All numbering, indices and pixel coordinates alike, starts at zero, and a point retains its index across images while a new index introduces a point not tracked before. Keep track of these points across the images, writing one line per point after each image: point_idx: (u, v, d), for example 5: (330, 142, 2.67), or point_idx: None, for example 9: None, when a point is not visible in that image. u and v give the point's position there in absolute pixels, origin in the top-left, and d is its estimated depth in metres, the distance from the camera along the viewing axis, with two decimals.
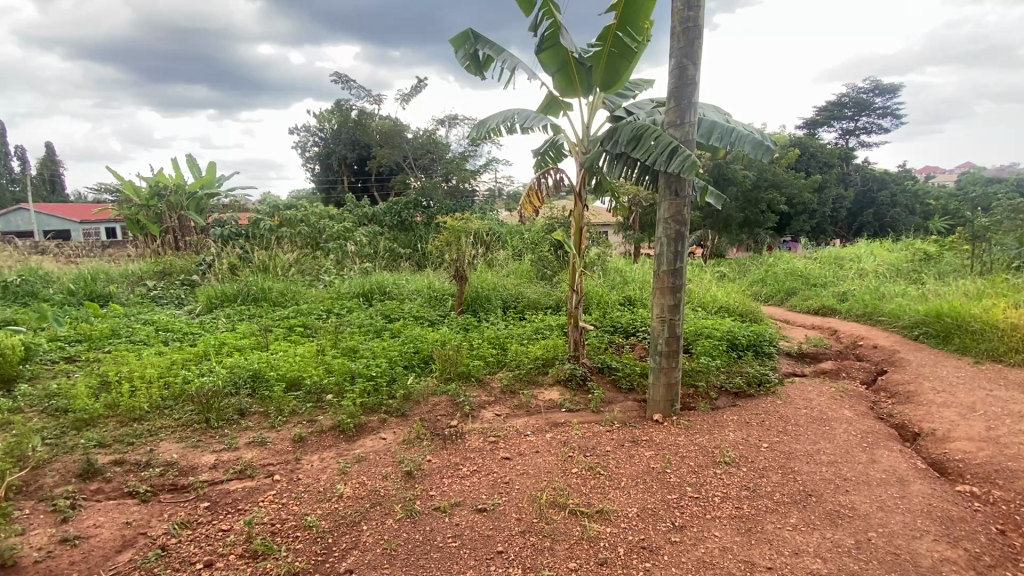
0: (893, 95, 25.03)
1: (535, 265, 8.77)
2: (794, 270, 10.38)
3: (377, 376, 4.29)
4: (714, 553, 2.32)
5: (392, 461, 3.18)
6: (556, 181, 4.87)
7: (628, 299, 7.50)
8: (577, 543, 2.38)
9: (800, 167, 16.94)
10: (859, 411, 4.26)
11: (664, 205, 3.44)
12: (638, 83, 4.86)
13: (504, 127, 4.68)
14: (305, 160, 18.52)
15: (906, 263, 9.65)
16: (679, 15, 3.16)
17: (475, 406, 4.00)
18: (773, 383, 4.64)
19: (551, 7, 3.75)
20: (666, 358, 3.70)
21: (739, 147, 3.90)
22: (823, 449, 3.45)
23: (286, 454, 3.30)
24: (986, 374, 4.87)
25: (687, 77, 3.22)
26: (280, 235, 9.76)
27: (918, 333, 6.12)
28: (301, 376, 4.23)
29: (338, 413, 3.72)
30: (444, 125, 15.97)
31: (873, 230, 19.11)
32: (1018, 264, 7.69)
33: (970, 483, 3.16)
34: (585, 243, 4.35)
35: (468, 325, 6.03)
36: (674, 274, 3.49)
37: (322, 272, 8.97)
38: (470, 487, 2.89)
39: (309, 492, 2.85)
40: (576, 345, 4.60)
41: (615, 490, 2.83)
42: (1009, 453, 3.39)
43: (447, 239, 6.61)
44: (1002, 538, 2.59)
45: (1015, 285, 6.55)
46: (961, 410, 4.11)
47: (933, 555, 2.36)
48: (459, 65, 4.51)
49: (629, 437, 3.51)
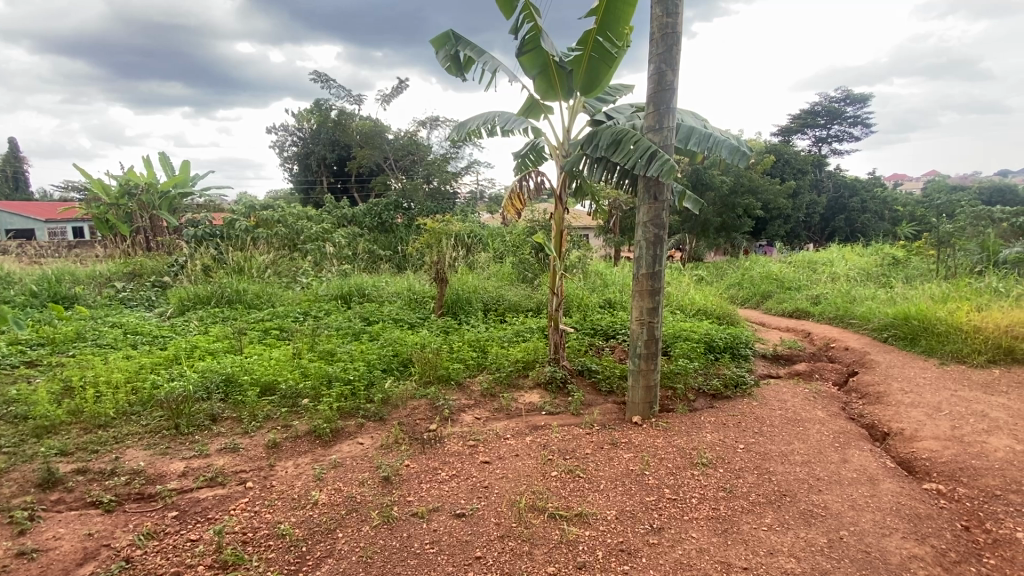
0: (864, 104, 25.75)
1: (516, 267, 8.78)
2: (770, 273, 10.61)
3: (355, 380, 4.22)
4: (691, 555, 2.34)
5: (370, 466, 3.13)
6: (537, 184, 4.90)
7: (608, 302, 7.56)
8: (556, 548, 2.37)
9: (775, 173, 17.29)
10: (830, 412, 4.36)
11: (643, 209, 3.49)
12: (619, 88, 4.91)
13: (484, 129, 4.68)
14: (283, 160, 18.23)
15: (876, 267, 9.92)
16: (659, 21, 3.20)
17: (455, 409, 3.97)
18: (749, 385, 4.72)
19: (532, 11, 3.75)
20: (644, 360, 3.73)
21: (716, 151, 3.97)
22: (797, 449, 3.51)
23: (260, 460, 3.22)
24: (951, 375, 5.04)
25: (666, 82, 3.25)
26: (255, 235, 9.57)
27: (887, 335, 6.33)
28: (276, 380, 4.12)
29: (313, 418, 3.65)
30: (425, 126, 15.83)
31: (844, 236, 19.62)
32: (980, 269, 8.01)
33: (937, 480, 3.26)
34: (565, 246, 4.35)
35: (449, 329, 5.97)
36: (652, 277, 3.53)
37: (298, 274, 8.83)
38: (448, 492, 2.86)
39: (283, 499, 2.78)
40: (556, 348, 4.60)
41: (594, 493, 2.84)
42: (973, 452, 3.50)
43: (428, 240, 6.57)
44: (966, 533, 2.68)
45: (979, 288, 6.80)
46: (928, 410, 4.23)
47: (902, 552, 2.42)
48: (440, 66, 4.48)
49: (608, 439, 3.53)
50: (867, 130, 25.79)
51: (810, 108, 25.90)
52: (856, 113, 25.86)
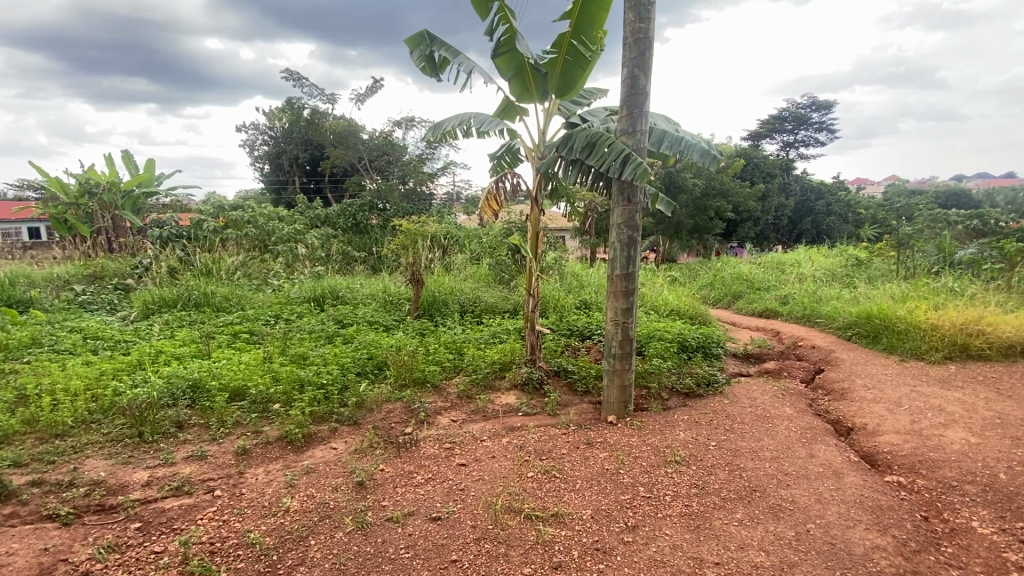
0: (829, 110, 26.66)
1: (493, 269, 8.77)
2: (741, 274, 10.89)
3: (328, 384, 4.14)
4: (665, 551, 2.37)
5: (344, 471, 3.08)
6: (514, 186, 4.92)
7: (584, 303, 7.63)
8: (532, 548, 2.38)
9: (745, 176, 17.73)
10: (798, 408, 4.49)
11: (617, 211, 3.53)
12: (593, 91, 4.96)
13: (460, 130, 4.66)
14: (254, 160, 17.82)
15: (841, 268, 10.26)
16: (632, 26, 3.25)
17: (431, 411, 3.95)
18: (721, 384, 4.82)
19: (507, 13, 3.77)
20: (619, 360, 3.78)
21: (687, 155, 4.04)
22: (766, 445, 3.61)
23: (228, 467, 3.13)
24: (911, 371, 5.26)
25: (640, 86, 3.30)
26: (224, 237, 9.31)
27: (851, 334, 6.55)
28: (245, 385, 4.02)
29: (285, 423, 3.57)
30: (400, 126, 15.68)
31: (811, 237, 20.24)
32: (937, 269, 8.38)
33: (898, 473, 3.39)
34: (541, 248, 4.37)
35: (424, 331, 5.92)
36: (627, 278, 3.57)
37: (269, 277, 8.64)
38: (424, 495, 2.83)
39: (253, 507, 2.71)
40: (532, 349, 4.61)
41: (569, 493, 2.85)
42: (931, 445, 3.65)
43: (403, 242, 6.50)
44: (925, 523, 2.80)
45: (937, 287, 7.10)
46: (889, 405, 4.40)
47: (865, 543, 2.50)
48: (414, 66, 4.45)
49: (584, 439, 3.55)
50: (832, 136, 26.67)
51: (777, 114, 26.68)
52: (821, 119, 26.74)
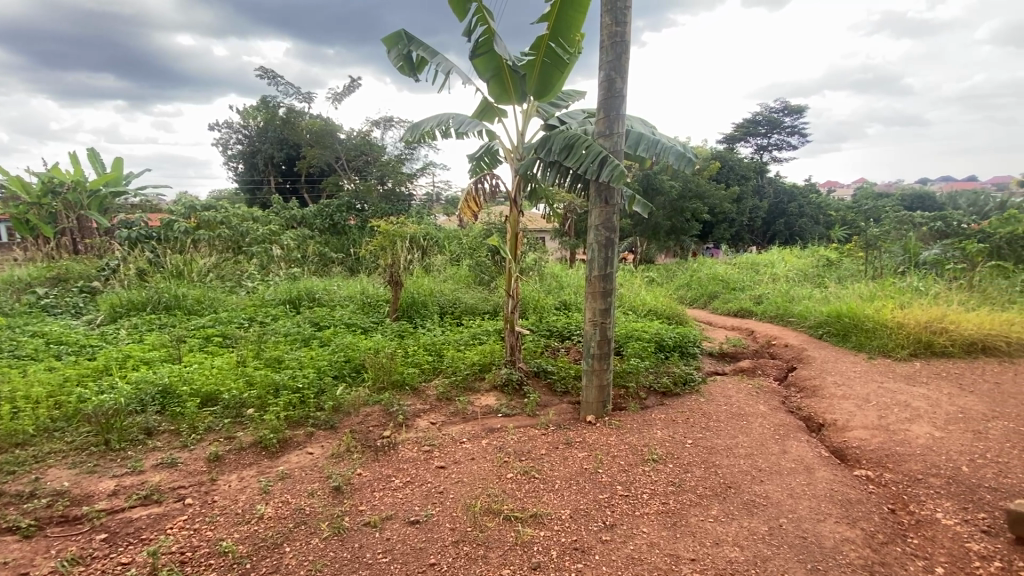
0: (800, 115, 27.37)
1: (473, 270, 8.74)
2: (716, 274, 11.10)
3: (304, 388, 4.06)
4: (642, 549, 2.39)
5: (320, 476, 3.03)
6: (493, 187, 4.91)
7: (563, 303, 7.67)
8: (511, 549, 2.37)
9: (721, 178, 18.07)
10: (771, 405, 4.60)
11: (595, 212, 3.56)
12: (571, 94, 5.00)
13: (438, 130, 4.64)
14: (227, 159, 17.42)
15: (812, 268, 10.54)
16: (608, 29, 3.28)
17: (409, 414, 3.91)
18: (697, 382, 4.89)
19: (485, 14, 3.77)
20: (597, 360, 3.81)
21: (663, 157, 4.10)
22: (741, 443, 3.68)
23: (200, 474, 3.05)
24: (878, 368, 5.43)
25: (616, 89, 3.34)
26: (196, 238, 9.07)
27: (822, 332, 6.74)
28: (218, 390, 3.92)
29: (259, 428, 3.49)
30: (379, 126, 15.52)
31: (784, 239, 20.75)
32: (902, 270, 8.68)
33: (866, 467, 3.50)
34: (520, 249, 4.37)
35: (403, 333, 5.87)
36: (605, 279, 3.60)
37: (243, 279, 8.45)
38: (402, 499, 2.81)
39: (226, 515, 2.65)
40: (512, 350, 4.61)
41: (548, 493, 2.86)
42: (897, 439, 3.78)
43: (381, 243, 6.43)
44: (892, 515, 2.89)
45: (903, 287, 7.35)
46: (858, 402, 4.54)
47: (835, 536, 2.57)
48: (392, 65, 4.41)
49: (563, 439, 3.57)
50: (803, 140, 27.40)
51: (751, 118, 27.28)
52: (793, 123, 27.44)
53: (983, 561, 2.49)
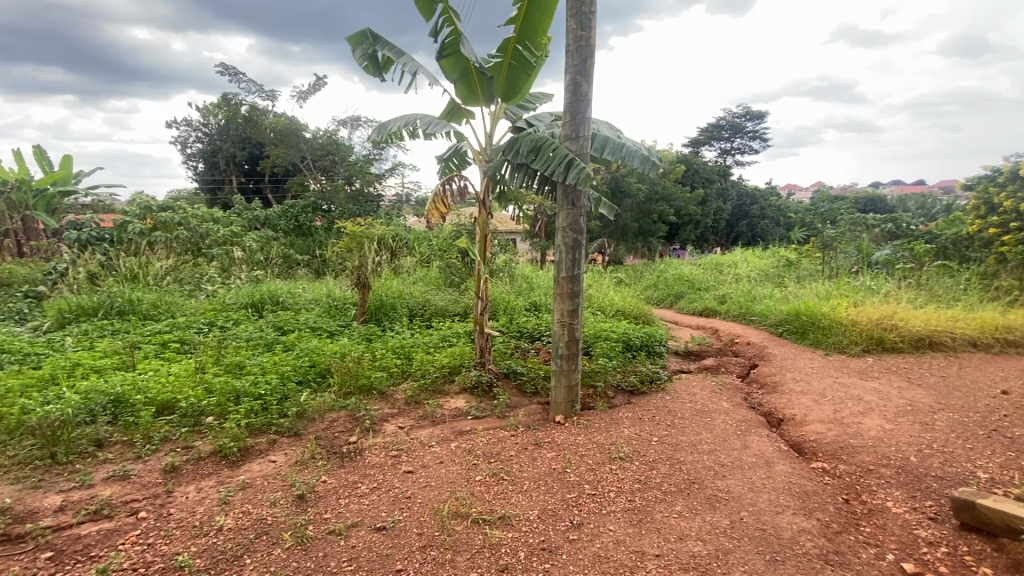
0: (761, 120, 28.32)
1: (443, 272, 8.68)
2: (682, 275, 11.36)
3: (266, 395, 3.95)
4: (609, 547, 2.43)
5: (283, 484, 2.95)
6: (461, 188, 4.89)
7: (533, 305, 7.70)
8: (479, 552, 2.37)
9: (686, 181, 18.51)
10: (734, 402, 4.73)
11: (562, 214, 3.59)
12: (539, 96, 5.03)
13: (406, 131, 4.60)
14: (186, 158, 16.79)
15: (773, 268, 10.90)
16: (573, 33, 3.32)
17: (377, 419, 3.85)
18: (663, 380, 4.99)
19: (451, 15, 3.76)
20: (566, 360, 3.84)
21: (629, 161, 4.17)
22: (704, 439, 3.77)
23: (155, 486, 2.93)
24: (834, 364, 5.67)
25: (582, 93, 3.38)
26: (152, 239, 8.69)
27: (782, 330, 6.98)
28: (175, 398, 3.77)
29: (219, 437, 3.38)
30: (346, 125, 15.25)
31: (746, 240, 21.41)
32: (856, 269, 9.09)
33: (823, 459, 3.65)
34: (489, 251, 4.36)
35: (371, 336, 5.78)
36: (572, 280, 3.64)
37: (203, 282, 8.16)
38: (369, 505, 2.76)
39: (183, 528, 2.55)
40: (481, 352, 4.59)
41: (517, 494, 2.87)
42: (851, 432, 3.95)
43: (348, 245, 6.30)
44: (846, 505, 3.02)
45: (856, 286, 7.69)
46: (815, 396, 4.72)
47: (792, 527, 2.67)
48: (357, 65, 4.34)
49: (532, 439, 3.59)
50: (764, 144, 28.35)
51: (715, 122, 28.06)
52: (755, 128, 28.35)
53: (930, 546, 2.62)
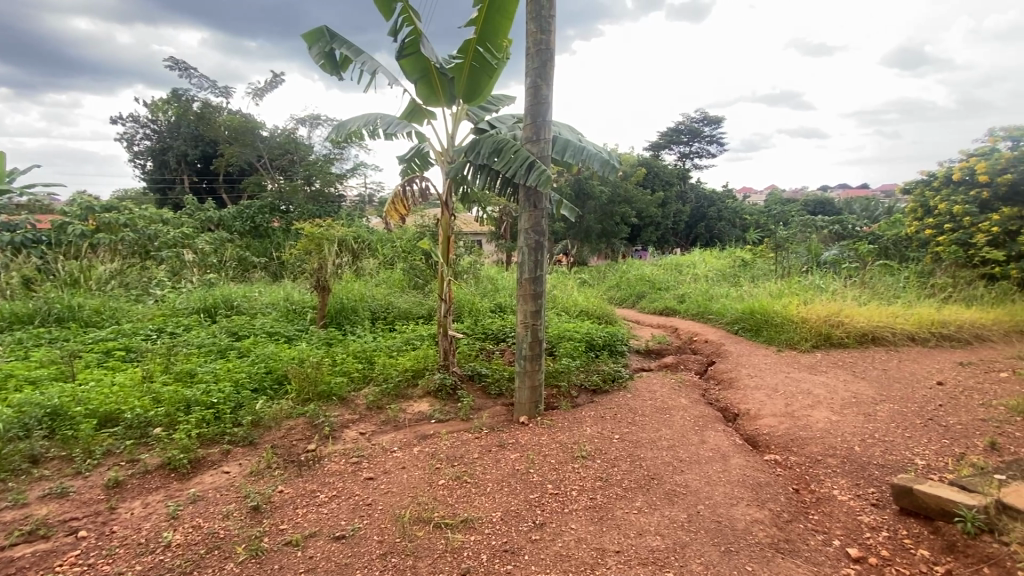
0: (718, 125, 29.30)
1: (406, 274, 8.58)
2: (644, 275, 11.62)
3: (219, 403, 3.79)
4: (571, 545, 2.45)
5: (237, 496, 2.84)
6: (422, 189, 4.84)
7: (498, 306, 7.71)
8: (441, 557, 2.35)
9: (647, 184, 18.95)
10: (692, 398, 4.88)
11: (524, 216, 3.61)
12: (501, 98, 5.04)
13: (365, 131, 4.52)
14: (133, 155, 15.97)
15: (730, 268, 11.29)
16: (533, 37, 3.35)
17: (337, 425, 3.76)
18: (625, 379, 5.09)
19: (411, 15, 3.72)
20: (529, 361, 3.86)
21: (589, 163, 4.24)
22: (664, 435, 3.87)
23: (97, 503, 2.77)
24: (786, 360, 5.92)
25: (542, 95, 3.41)
26: (94, 241, 8.18)
27: (738, 328, 7.24)
28: (119, 409, 3.57)
29: (167, 448, 3.22)
30: (305, 124, 14.85)
31: (704, 241, 22.10)
32: (806, 269, 9.52)
33: (775, 451, 3.80)
34: (452, 252, 4.33)
35: (332, 341, 5.64)
36: (535, 282, 3.67)
37: (151, 286, 7.77)
38: (328, 514, 2.69)
39: (127, 546, 2.42)
40: (445, 354, 4.55)
41: (480, 496, 2.86)
42: (801, 424, 4.14)
43: (306, 247, 6.14)
44: (796, 495, 3.16)
45: (806, 285, 8.07)
46: (768, 391, 4.92)
47: (746, 518, 2.77)
48: (314, 63, 4.24)
49: (496, 441, 3.59)
50: (721, 148, 29.34)
51: (674, 127, 28.84)
52: (712, 132, 29.30)
53: (872, 531, 2.78)
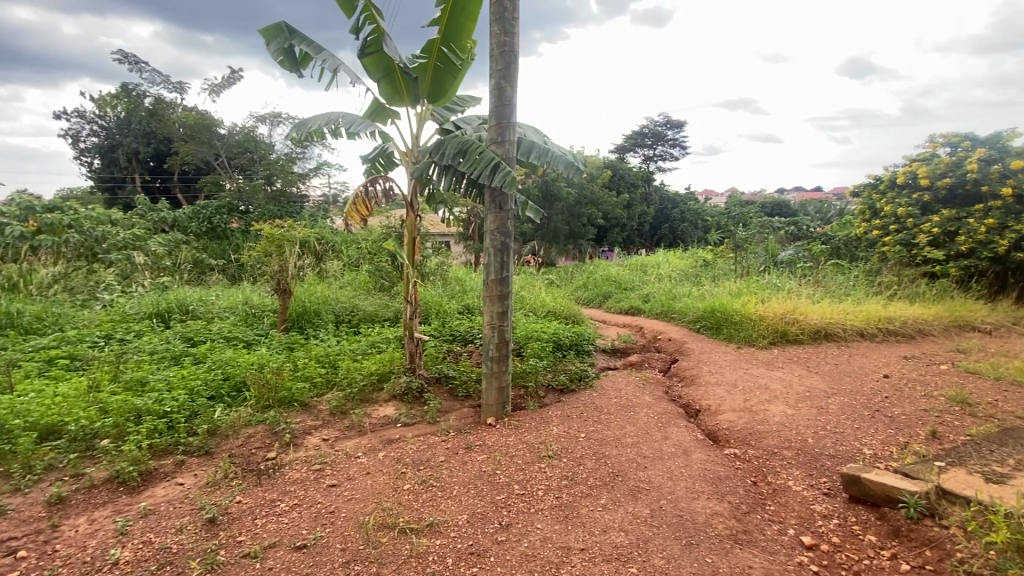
0: (680, 129, 30.04)
1: (372, 275, 8.45)
2: (610, 275, 11.81)
3: (173, 412, 3.64)
4: (536, 545, 2.47)
5: (191, 508, 2.73)
6: (386, 190, 4.78)
7: (466, 307, 7.68)
8: (406, 562, 2.32)
9: (613, 186, 19.26)
10: (656, 396, 4.99)
11: (490, 218, 3.62)
12: (466, 98, 5.03)
13: (327, 130, 4.42)
14: (78, 152, 15.13)
15: (692, 268, 11.60)
16: (497, 38, 3.36)
17: (298, 432, 3.67)
18: (591, 378, 5.16)
19: (373, 13, 3.67)
20: (496, 362, 3.86)
21: (553, 165, 4.28)
22: (628, 432, 3.94)
23: (37, 521, 2.61)
24: (745, 356, 6.13)
25: (506, 97, 3.42)
26: (35, 244, 7.54)
27: (700, 326, 7.45)
28: (63, 421, 3.37)
29: (116, 461, 3.07)
30: (265, 122, 14.41)
31: (668, 242, 22.64)
32: (763, 268, 9.88)
33: (735, 445, 3.93)
34: (418, 254, 4.29)
35: (293, 345, 5.49)
36: (501, 283, 3.67)
37: (99, 291, 7.38)
38: (289, 524, 2.62)
39: (70, 566, 2.29)
40: (411, 357, 4.50)
41: (446, 500, 2.84)
42: (758, 418, 4.29)
43: (266, 249, 5.95)
44: (754, 487, 3.27)
45: (763, 284, 8.38)
46: (728, 387, 5.08)
47: (706, 511, 2.85)
48: (272, 59, 4.12)
49: (463, 444, 3.57)
50: (683, 152, 30.11)
51: (639, 130, 29.42)
52: (675, 136, 30.04)
53: (824, 519, 2.90)
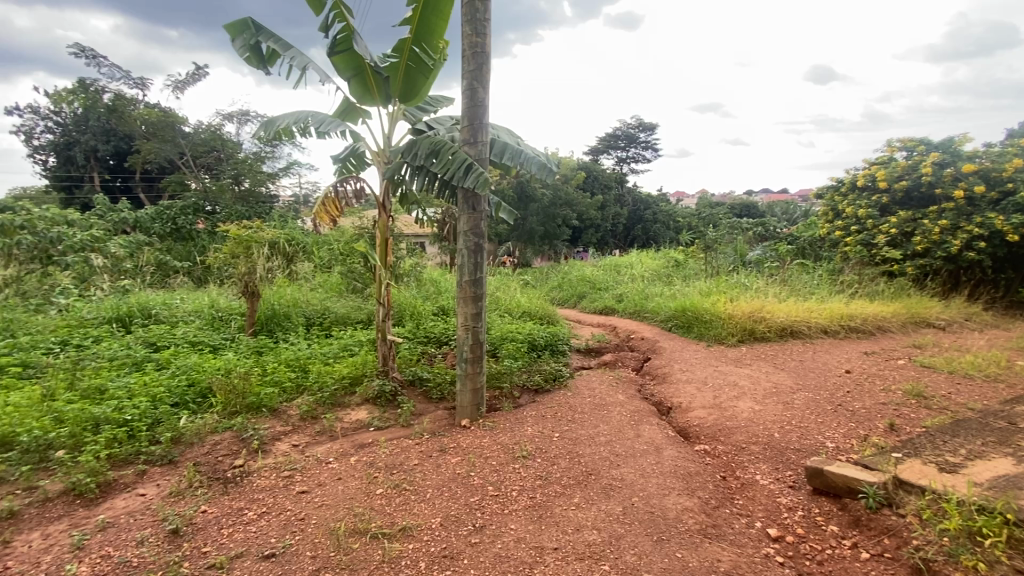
0: (652, 131, 30.54)
1: (344, 277, 8.32)
2: (585, 276, 11.91)
3: (134, 420, 3.51)
4: (510, 546, 2.47)
5: (154, 520, 2.64)
6: (357, 191, 4.71)
7: (441, 309, 7.64)
8: (378, 567, 2.30)
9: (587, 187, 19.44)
10: (629, 394, 5.05)
11: (463, 219, 3.61)
12: (438, 99, 5.01)
13: (295, 129, 4.34)
14: (31, 150, 14.44)
15: (665, 267, 11.81)
16: (469, 39, 3.35)
17: (267, 438, 3.58)
18: (565, 378, 5.20)
19: (342, 10, 3.61)
20: (471, 364, 3.85)
21: (526, 166, 4.30)
22: (602, 431, 3.99)
23: None
24: (714, 354, 6.27)
25: (478, 98, 3.41)
26: None
27: (671, 325, 7.58)
28: (14, 432, 3.21)
29: (73, 472, 2.94)
30: (232, 120, 14.02)
31: (642, 242, 22.98)
32: (733, 268, 10.13)
33: (704, 441, 4.02)
34: (390, 255, 4.24)
35: (262, 349, 5.36)
36: (475, 284, 3.66)
37: (54, 295, 7.05)
38: (257, 533, 2.56)
39: None
40: (384, 360, 4.44)
41: (420, 503, 2.82)
42: (727, 415, 4.40)
43: (233, 251, 5.79)
44: (723, 482, 3.35)
45: (732, 283, 8.59)
46: (698, 385, 5.19)
47: (677, 507, 2.90)
48: (237, 55, 4.02)
49: (437, 446, 3.55)
50: (656, 154, 30.62)
51: (612, 132, 29.78)
52: (647, 138, 30.52)
53: (789, 511, 3.00)
